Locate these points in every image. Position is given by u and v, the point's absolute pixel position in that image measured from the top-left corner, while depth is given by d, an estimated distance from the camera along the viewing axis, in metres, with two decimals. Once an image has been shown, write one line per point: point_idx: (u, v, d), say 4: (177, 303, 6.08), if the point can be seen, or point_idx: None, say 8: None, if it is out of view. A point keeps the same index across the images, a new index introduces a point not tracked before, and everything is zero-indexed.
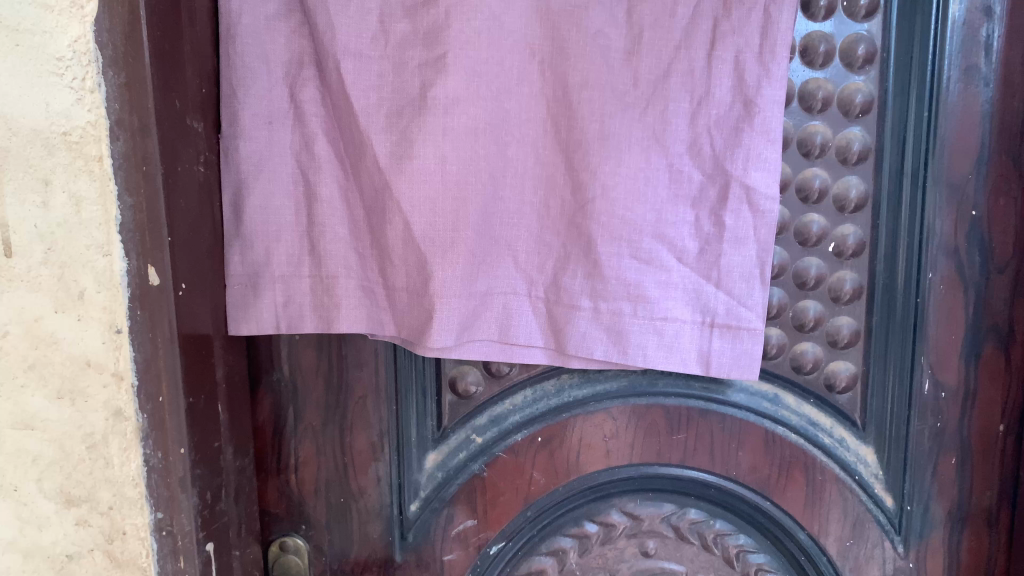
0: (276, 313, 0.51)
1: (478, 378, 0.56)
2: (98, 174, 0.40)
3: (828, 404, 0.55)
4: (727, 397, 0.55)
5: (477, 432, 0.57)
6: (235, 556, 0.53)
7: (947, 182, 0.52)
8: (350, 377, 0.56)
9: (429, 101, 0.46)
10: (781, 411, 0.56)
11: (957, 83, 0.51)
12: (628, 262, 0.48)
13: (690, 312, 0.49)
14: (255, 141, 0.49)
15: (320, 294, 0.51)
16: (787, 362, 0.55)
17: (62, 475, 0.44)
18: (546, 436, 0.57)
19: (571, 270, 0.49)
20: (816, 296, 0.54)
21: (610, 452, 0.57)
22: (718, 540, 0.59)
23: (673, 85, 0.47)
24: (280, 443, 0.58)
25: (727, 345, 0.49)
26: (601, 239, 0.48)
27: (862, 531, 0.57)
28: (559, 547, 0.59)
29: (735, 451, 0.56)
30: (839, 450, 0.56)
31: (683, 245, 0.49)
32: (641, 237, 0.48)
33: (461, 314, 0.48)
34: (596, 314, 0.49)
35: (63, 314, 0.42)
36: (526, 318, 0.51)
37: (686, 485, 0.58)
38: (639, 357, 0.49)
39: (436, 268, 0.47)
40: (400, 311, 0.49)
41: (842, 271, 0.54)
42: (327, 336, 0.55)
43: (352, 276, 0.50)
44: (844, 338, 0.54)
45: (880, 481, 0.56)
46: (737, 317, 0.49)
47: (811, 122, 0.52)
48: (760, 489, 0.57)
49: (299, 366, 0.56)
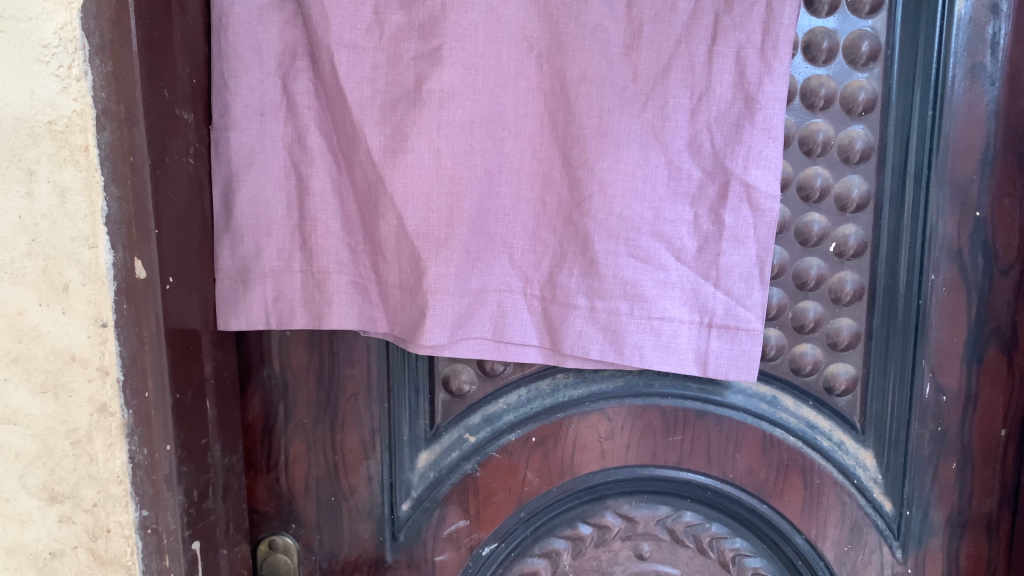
0: (266, 309, 0.50)
1: (471, 377, 0.55)
2: (84, 164, 0.40)
3: (826, 407, 0.55)
4: (723, 398, 0.54)
5: (470, 432, 0.56)
6: (223, 555, 0.51)
7: (951, 183, 0.51)
8: (341, 374, 0.55)
9: (424, 94, 0.45)
10: (779, 414, 0.55)
11: (962, 82, 0.50)
12: (625, 260, 0.48)
13: (688, 312, 0.49)
14: (246, 134, 0.48)
15: (311, 290, 0.50)
16: (786, 364, 0.54)
17: (45, 471, 0.43)
18: (540, 437, 0.56)
19: (567, 268, 0.49)
20: (816, 297, 0.53)
21: (605, 452, 0.56)
22: (714, 544, 0.57)
23: (672, 80, 0.46)
24: (268, 439, 0.56)
25: (725, 346, 0.49)
26: (599, 237, 0.47)
27: (860, 535, 0.56)
28: (552, 549, 0.58)
29: (732, 453, 0.55)
30: (838, 453, 0.55)
31: (682, 243, 0.48)
32: (639, 235, 0.47)
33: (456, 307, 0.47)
34: (592, 313, 0.49)
35: (46, 307, 0.41)
36: (525, 318, 0.50)
37: (683, 488, 0.57)
38: (636, 357, 0.49)
39: (430, 264, 0.46)
40: (393, 308, 0.49)
41: (843, 272, 0.53)
42: (318, 333, 0.54)
43: (345, 273, 0.49)
44: (844, 340, 0.54)
45: (878, 485, 0.55)
46: (736, 317, 0.48)
47: (813, 119, 0.51)
48: (757, 492, 0.56)
49: (288, 361, 0.55)
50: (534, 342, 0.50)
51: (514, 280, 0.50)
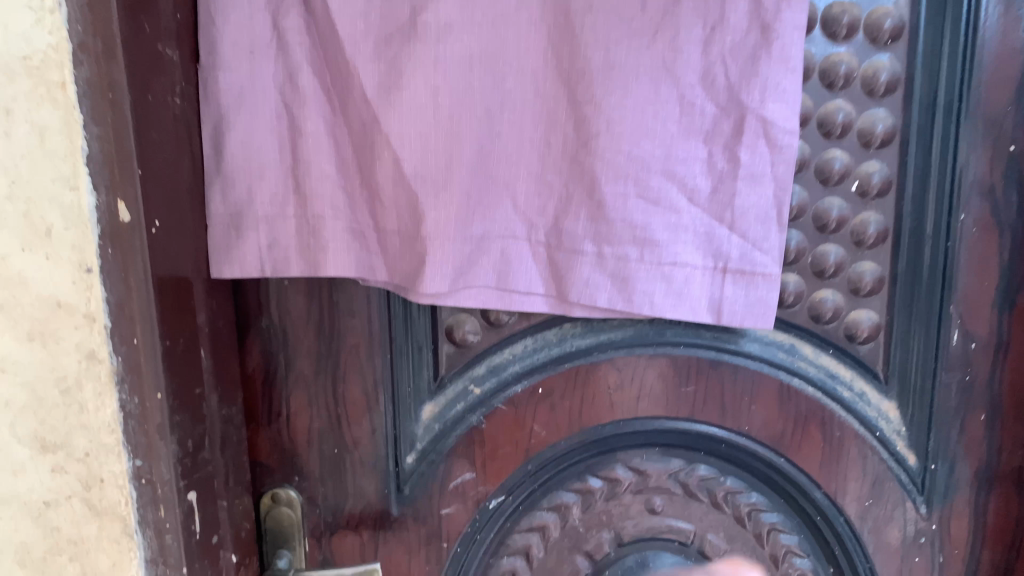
0: (260, 257, 0.47)
1: (476, 327, 0.53)
2: (62, 102, 0.38)
3: (849, 355, 0.52)
4: (739, 347, 0.52)
5: (475, 383, 0.54)
6: (223, 507, 0.50)
7: (983, 117, 0.48)
8: (342, 324, 0.53)
9: (420, 27, 0.44)
10: (797, 363, 0.52)
11: (997, 6, 0.47)
12: (634, 203, 0.45)
13: (701, 257, 0.46)
14: (235, 73, 0.46)
15: (305, 236, 0.47)
16: (805, 312, 0.51)
17: (36, 419, 0.42)
18: (548, 389, 0.54)
19: (573, 213, 0.46)
20: (838, 240, 0.50)
21: (615, 404, 0.54)
22: (729, 498, 0.55)
23: (684, 9, 0.43)
24: (269, 390, 0.55)
25: (740, 292, 0.47)
26: (606, 178, 0.45)
27: (882, 490, 0.54)
28: (561, 502, 0.56)
29: (747, 405, 0.53)
30: (859, 404, 0.53)
31: (695, 183, 0.45)
32: (648, 176, 0.45)
33: (453, 249, 0.46)
34: (600, 260, 0.46)
35: (30, 253, 0.40)
36: (530, 266, 0.48)
37: (696, 441, 0.55)
38: (646, 305, 0.47)
39: (429, 209, 0.45)
40: (392, 255, 0.47)
41: (865, 213, 0.50)
42: (317, 281, 0.52)
43: (340, 219, 0.47)
44: (866, 286, 0.51)
45: (902, 438, 0.53)
46: (752, 262, 0.46)
47: (835, 49, 0.48)
48: (774, 446, 0.54)
49: (288, 310, 0.53)
50: (540, 291, 0.48)
51: (518, 225, 0.47)
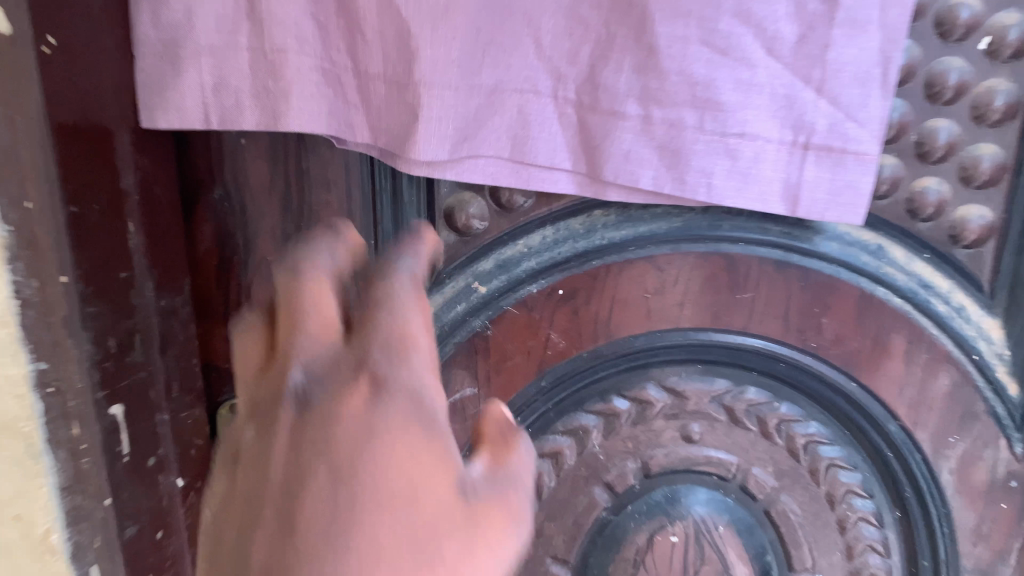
0: (204, 103, 0.36)
1: (483, 210, 0.42)
2: None
3: (947, 262, 0.42)
4: (814, 247, 0.41)
5: (480, 281, 0.44)
6: (163, 421, 0.41)
7: None
8: (312, 199, 0.43)
9: None
10: (883, 269, 0.42)
11: None
12: (697, 50, 0.34)
13: (777, 128, 0.35)
14: None
15: (263, 76, 0.36)
16: (901, 205, 0.41)
17: None
18: (569, 290, 0.43)
19: (614, 61, 0.35)
20: (952, 114, 0.39)
21: (651, 312, 0.43)
22: (782, 427, 0.46)
23: None
24: (227, 277, 0.45)
25: (825, 174, 0.36)
26: (660, 13, 0.34)
27: (971, 424, 0.43)
28: (579, 425, 0.46)
29: (817, 317, 0.43)
30: (956, 322, 0.43)
31: (776, 29, 0.34)
32: (715, 13, 0.33)
33: (450, 104, 0.35)
34: (646, 126, 0.36)
35: None
36: (556, 134, 0.37)
37: (747, 359, 0.45)
38: (701, 187, 0.36)
39: (423, 48, 0.34)
40: (375, 110, 0.36)
41: (995, 78, 0.38)
42: (280, 140, 0.42)
43: (308, 56, 0.36)
44: (983, 175, 0.40)
45: (1005, 364, 0.43)
46: (843, 137, 0.35)
47: None
48: (845, 368, 0.44)
49: (248, 178, 0.43)
50: (565, 166, 0.38)
51: (543, 77, 0.36)
